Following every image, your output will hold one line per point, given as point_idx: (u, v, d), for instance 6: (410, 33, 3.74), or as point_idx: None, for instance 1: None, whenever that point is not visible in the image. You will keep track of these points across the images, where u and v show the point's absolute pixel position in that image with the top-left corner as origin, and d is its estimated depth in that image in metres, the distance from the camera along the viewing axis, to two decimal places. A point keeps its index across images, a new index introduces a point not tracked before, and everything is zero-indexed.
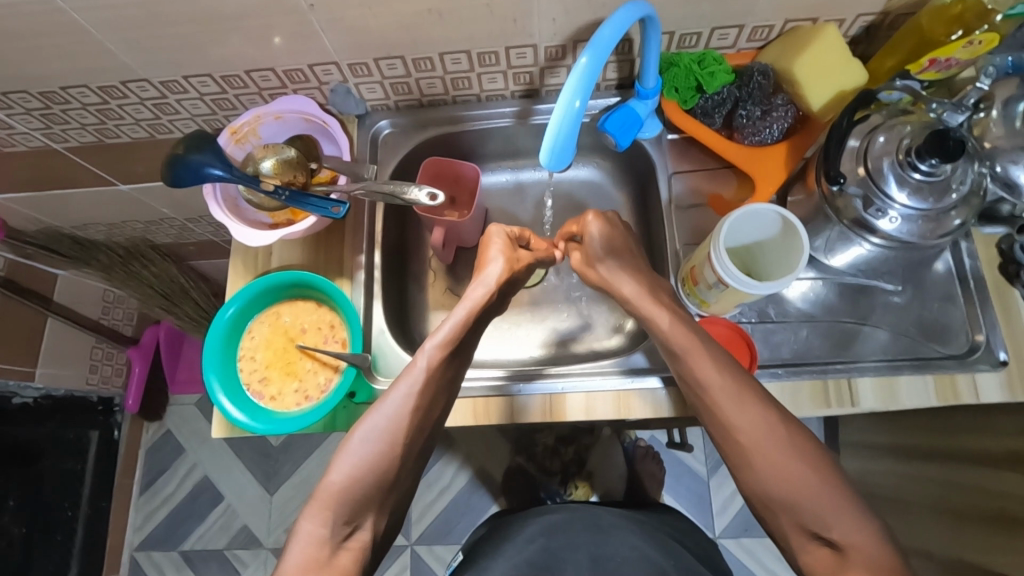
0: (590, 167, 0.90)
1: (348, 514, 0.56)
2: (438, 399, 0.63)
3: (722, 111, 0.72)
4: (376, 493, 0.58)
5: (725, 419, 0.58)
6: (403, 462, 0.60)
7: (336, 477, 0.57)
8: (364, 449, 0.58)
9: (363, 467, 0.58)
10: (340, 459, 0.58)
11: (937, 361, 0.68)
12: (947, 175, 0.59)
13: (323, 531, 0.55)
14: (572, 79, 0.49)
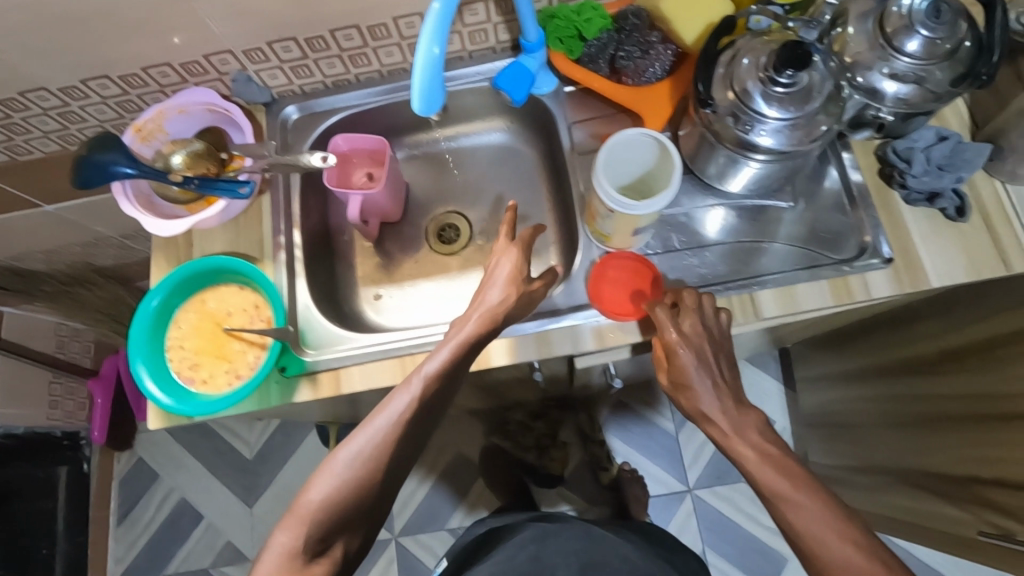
0: (498, 132, 0.93)
1: (325, 535, 0.57)
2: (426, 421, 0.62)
3: (606, 56, 0.75)
4: (351, 512, 0.58)
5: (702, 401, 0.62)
6: (385, 484, 0.59)
7: (314, 495, 0.57)
8: (343, 470, 0.58)
9: (344, 488, 0.57)
10: (320, 477, 0.58)
11: (828, 265, 0.73)
12: (806, 84, 0.63)
13: (295, 545, 0.56)
14: (428, 25, 0.51)
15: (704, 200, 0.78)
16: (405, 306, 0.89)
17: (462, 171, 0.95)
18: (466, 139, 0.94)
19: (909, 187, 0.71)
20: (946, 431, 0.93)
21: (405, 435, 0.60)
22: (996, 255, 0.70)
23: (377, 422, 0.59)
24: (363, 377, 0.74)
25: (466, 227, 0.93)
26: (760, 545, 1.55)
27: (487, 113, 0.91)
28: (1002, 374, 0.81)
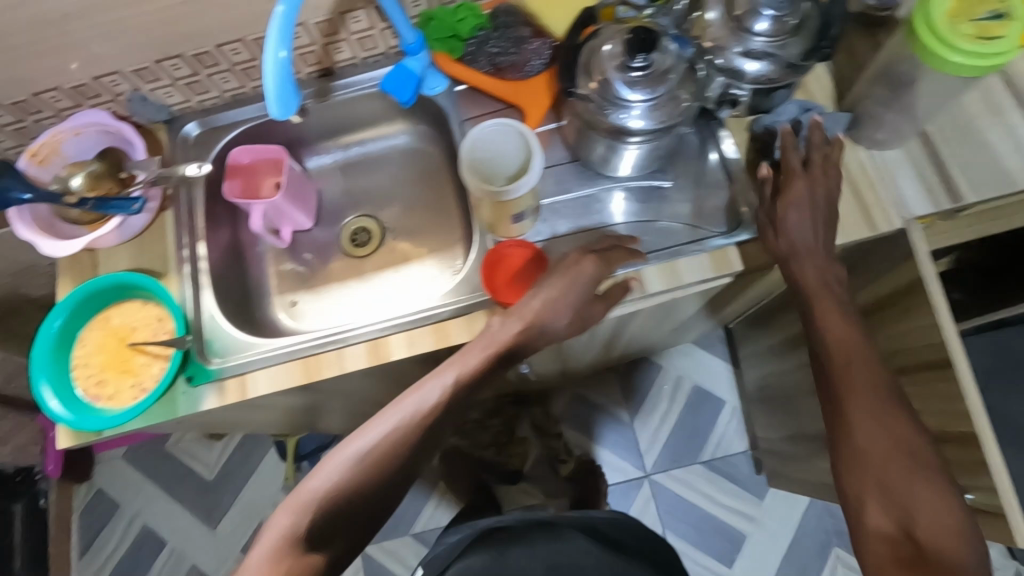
0: (402, 135, 0.95)
1: (319, 531, 0.64)
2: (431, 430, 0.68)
3: (485, 54, 0.78)
4: (341, 506, 0.66)
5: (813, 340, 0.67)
6: (376, 486, 0.66)
7: (310, 487, 0.66)
8: (343, 465, 0.66)
9: (336, 486, 0.66)
10: (317, 473, 0.67)
11: (709, 240, 0.76)
12: (660, 66, 0.66)
13: (290, 531, 0.64)
14: (272, 30, 0.54)
15: (593, 186, 0.81)
16: (320, 310, 0.90)
17: (372, 174, 0.97)
18: (371, 144, 0.96)
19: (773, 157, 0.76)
20: None
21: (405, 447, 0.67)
22: (863, 219, 0.74)
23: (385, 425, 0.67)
24: (269, 381, 0.75)
25: (377, 229, 0.95)
26: (719, 524, 1.57)
27: (388, 116, 0.93)
28: (889, 333, 0.84)
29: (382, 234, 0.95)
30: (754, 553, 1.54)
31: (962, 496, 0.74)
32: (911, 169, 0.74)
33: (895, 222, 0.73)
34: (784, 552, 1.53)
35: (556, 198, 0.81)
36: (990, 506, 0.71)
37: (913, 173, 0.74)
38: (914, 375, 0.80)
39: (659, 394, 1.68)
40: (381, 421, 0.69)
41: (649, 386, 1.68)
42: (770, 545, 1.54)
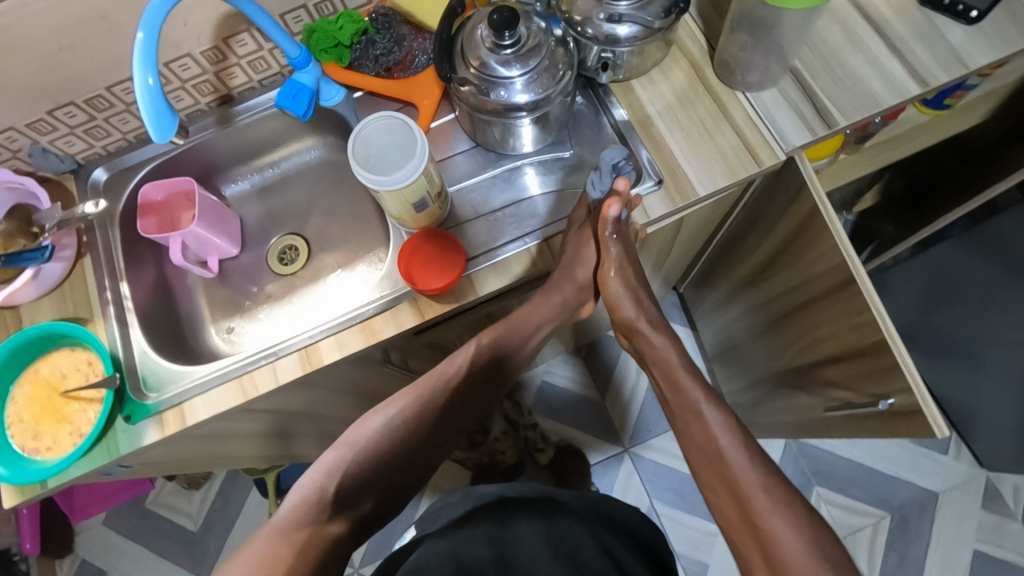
0: (314, 150, 0.97)
1: (347, 495, 0.61)
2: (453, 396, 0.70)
3: (372, 57, 0.81)
4: (371, 472, 0.63)
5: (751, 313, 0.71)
6: (407, 454, 0.66)
7: (339, 453, 0.64)
8: (369, 432, 0.65)
9: (363, 451, 0.64)
10: (341, 441, 0.65)
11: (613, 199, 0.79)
12: (529, 41, 0.70)
13: (320, 497, 0.60)
14: (136, 57, 0.56)
15: (498, 167, 0.83)
16: (257, 331, 0.91)
17: (291, 192, 0.98)
18: (284, 163, 0.98)
19: (615, 120, 0.82)
20: (788, 327, 0.99)
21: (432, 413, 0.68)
22: (749, 156, 0.78)
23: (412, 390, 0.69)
24: (207, 405, 0.76)
25: (304, 245, 0.96)
26: None
27: (296, 134, 0.95)
28: (801, 263, 0.88)
29: (310, 249, 0.96)
30: None
31: (884, 402, 0.78)
32: (787, 105, 0.79)
33: (779, 154, 0.77)
34: None
35: (463, 183, 0.83)
36: (909, 407, 0.75)
37: (789, 108, 0.78)
38: (826, 299, 0.84)
39: (625, 368, 1.71)
40: (406, 391, 0.69)
41: (616, 363, 1.71)
42: None
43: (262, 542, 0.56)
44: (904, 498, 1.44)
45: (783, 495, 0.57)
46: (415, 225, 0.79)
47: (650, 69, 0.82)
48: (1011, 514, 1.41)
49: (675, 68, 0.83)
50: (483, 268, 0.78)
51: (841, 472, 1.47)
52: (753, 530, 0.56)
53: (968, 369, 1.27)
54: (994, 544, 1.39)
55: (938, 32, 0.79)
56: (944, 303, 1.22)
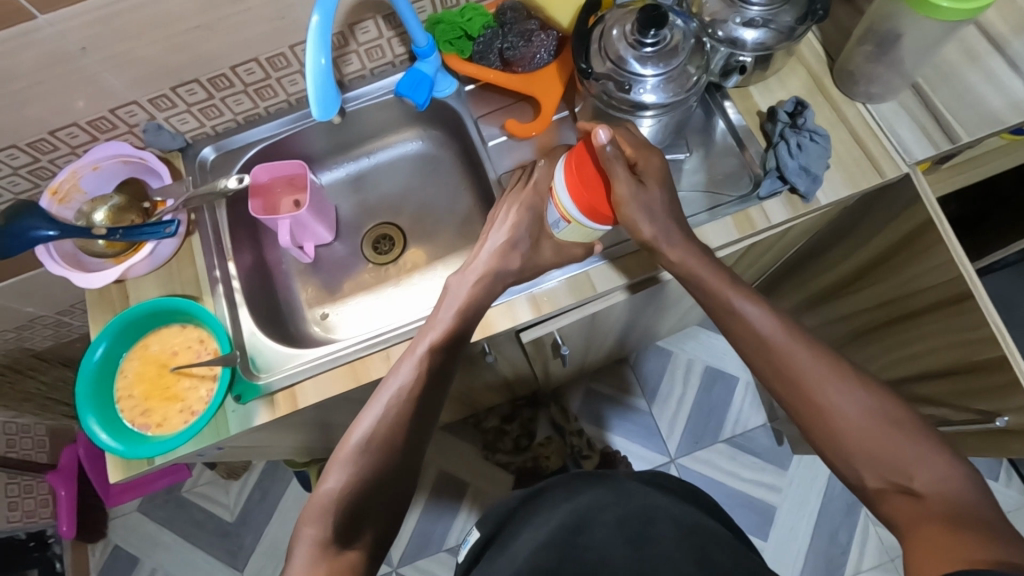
0: (412, 141, 0.98)
1: (347, 526, 0.58)
2: (425, 402, 0.65)
3: (494, 50, 0.82)
4: (368, 497, 0.60)
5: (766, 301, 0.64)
6: (398, 466, 0.62)
7: (329, 486, 0.60)
8: (351, 461, 0.61)
9: (362, 471, 0.60)
10: (337, 466, 0.61)
11: (730, 204, 0.78)
12: (670, 41, 0.70)
13: (325, 534, 0.57)
14: (311, 39, 0.57)
15: None
16: (351, 318, 0.91)
17: (385, 181, 0.99)
18: (381, 153, 0.98)
19: (731, 123, 0.82)
20: (873, 343, 0.99)
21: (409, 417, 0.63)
22: (870, 166, 0.78)
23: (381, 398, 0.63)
24: (317, 389, 0.75)
25: (398, 235, 0.97)
26: (748, 498, 1.59)
27: (398, 124, 0.95)
28: (899, 278, 0.88)
29: (405, 239, 0.96)
30: (790, 519, 1.57)
31: (1000, 419, 0.77)
32: (907, 118, 0.79)
33: (900, 166, 0.78)
34: (814, 517, 1.56)
35: None
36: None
37: (910, 121, 0.79)
38: (931, 314, 0.84)
39: (673, 378, 1.70)
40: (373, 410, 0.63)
41: (662, 375, 1.70)
42: (800, 512, 1.57)
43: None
44: None
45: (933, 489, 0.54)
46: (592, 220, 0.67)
47: (769, 76, 0.83)
48: None
49: (792, 77, 0.83)
50: (578, 273, 0.78)
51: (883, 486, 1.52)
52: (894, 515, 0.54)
53: None
54: None
55: None
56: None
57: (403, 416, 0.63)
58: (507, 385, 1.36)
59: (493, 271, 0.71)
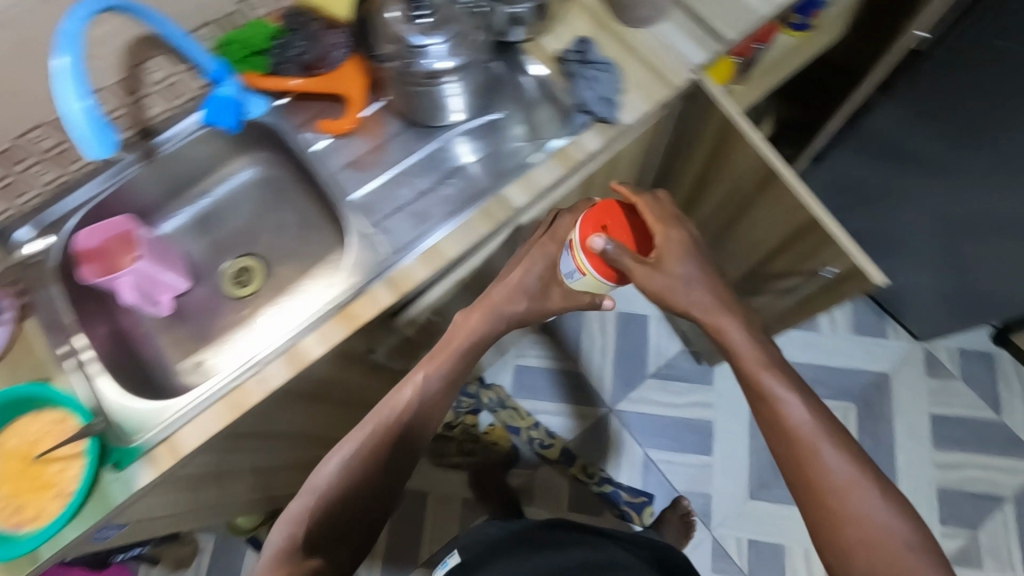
0: (246, 168, 0.96)
1: (306, 541, 0.72)
2: (396, 435, 0.78)
3: (291, 57, 0.82)
4: (328, 515, 0.74)
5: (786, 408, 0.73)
6: (362, 491, 0.75)
7: (296, 506, 0.75)
8: (321, 481, 0.75)
9: (325, 492, 0.74)
10: (307, 489, 0.75)
11: (550, 146, 0.83)
12: (444, 9, 0.74)
13: (290, 542, 0.72)
14: (64, 86, 0.59)
15: (440, 139, 0.87)
16: (228, 355, 0.90)
17: (229, 215, 0.97)
18: (216, 189, 0.96)
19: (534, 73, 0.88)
20: (729, 239, 1.07)
21: (384, 452, 0.77)
22: (661, 82, 0.85)
23: (364, 425, 0.78)
24: (197, 432, 0.73)
25: (257, 265, 0.95)
26: (686, 421, 1.68)
27: (225, 155, 0.94)
28: (726, 174, 0.95)
29: (265, 267, 0.95)
30: (726, 429, 1.67)
31: (827, 271, 0.87)
32: (681, 33, 0.86)
33: (686, 76, 0.85)
34: (747, 420, 1.67)
35: (405, 162, 0.86)
36: (848, 269, 0.84)
37: (684, 34, 0.86)
38: (760, 200, 0.92)
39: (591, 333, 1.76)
40: (354, 436, 0.77)
41: (580, 333, 1.76)
42: (734, 420, 1.67)
43: None
44: (861, 385, 1.66)
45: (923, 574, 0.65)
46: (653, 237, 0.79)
47: (554, 25, 0.88)
48: (951, 375, 1.66)
49: (576, 19, 0.88)
50: (428, 246, 0.79)
51: None
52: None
53: (887, 256, 1.54)
54: (946, 405, 1.64)
55: None
56: (870, 192, 1.39)
57: (372, 446, 0.76)
58: None
59: (507, 299, 0.82)
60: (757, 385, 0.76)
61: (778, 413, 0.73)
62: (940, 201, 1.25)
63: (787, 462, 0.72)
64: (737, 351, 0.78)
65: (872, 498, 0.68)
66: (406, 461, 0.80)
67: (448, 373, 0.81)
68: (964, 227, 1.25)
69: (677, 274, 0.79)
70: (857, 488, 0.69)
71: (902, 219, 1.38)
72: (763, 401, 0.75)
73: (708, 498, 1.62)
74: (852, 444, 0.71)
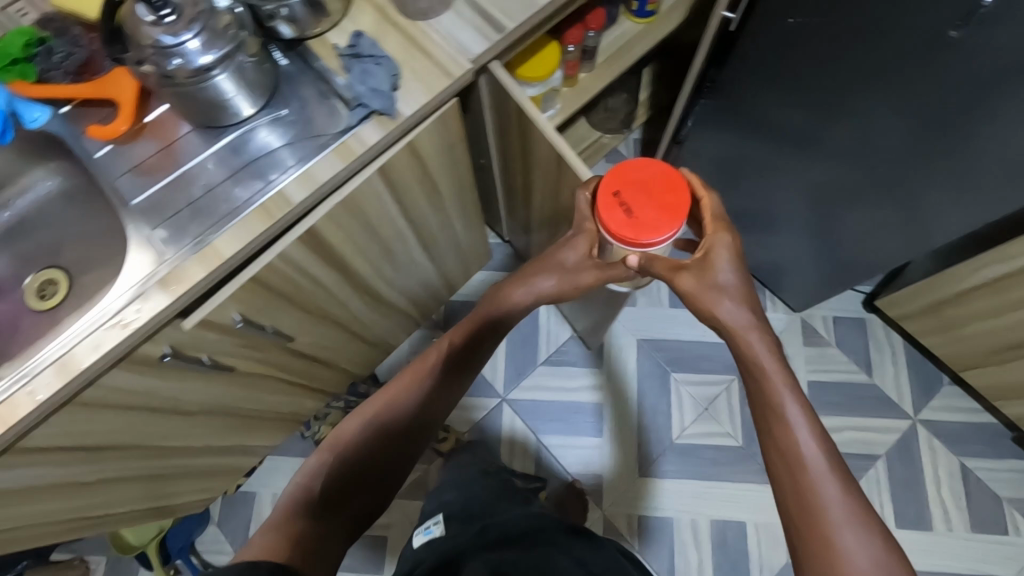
0: (46, 179, 0.95)
1: (308, 506, 0.84)
2: (410, 405, 0.95)
3: (56, 66, 0.83)
4: (340, 473, 0.88)
5: (770, 384, 0.81)
6: (376, 452, 0.92)
7: (310, 462, 0.90)
8: (343, 437, 0.92)
9: (339, 453, 0.90)
10: (325, 448, 0.91)
11: (331, 141, 0.83)
12: (194, 7, 0.74)
13: (304, 488, 0.86)
14: None
15: (229, 136, 0.87)
16: None
17: (36, 226, 0.97)
18: (17, 202, 0.95)
19: (319, 68, 0.87)
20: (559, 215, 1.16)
21: (399, 418, 0.94)
22: (443, 74, 0.86)
23: (385, 392, 0.95)
24: None
25: (64, 278, 0.95)
26: (577, 405, 1.71)
27: (18, 167, 0.92)
28: (534, 156, 1.03)
29: (71, 279, 0.94)
30: (617, 411, 1.70)
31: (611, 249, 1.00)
32: (462, 22, 0.88)
33: (465, 66, 0.86)
34: (636, 399, 1.71)
35: (191, 163, 0.85)
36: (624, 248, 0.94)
37: (465, 25, 0.87)
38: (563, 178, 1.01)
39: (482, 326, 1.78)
40: (371, 404, 0.94)
41: None
42: (623, 400, 1.71)
43: (254, 539, 0.78)
44: None
45: (861, 565, 0.70)
46: (707, 245, 0.87)
47: (338, 20, 0.88)
48: (827, 342, 1.73)
49: (361, 15, 0.89)
50: (205, 246, 0.79)
51: (676, 351, 1.74)
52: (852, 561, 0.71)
53: (761, 230, 1.57)
54: (823, 370, 1.70)
55: None
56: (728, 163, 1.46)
57: (389, 412, 0.93)
58: (299, 386, 1.37)
59: (523, 300, 0.98)
60: (771, 399, 0.80)
61: (785, 425, 0.79)
62: (781, 168, 1.31)
63: (783, 473, 0.78)
64: (758, 364, 0.83)
65: (867, 541, 0.71)
66: (414, 435, 0.95)
67: (468, 350, 1.00)
68: (828, 202, 1.28)
69: (718, 281, 0.85)
70: (846, 517, 0.72)
71: (761, 193, 1.44)
72: (777, 418, 0.80)
73: (600, 478, 1.65)
74: (853, 482, 0.75)
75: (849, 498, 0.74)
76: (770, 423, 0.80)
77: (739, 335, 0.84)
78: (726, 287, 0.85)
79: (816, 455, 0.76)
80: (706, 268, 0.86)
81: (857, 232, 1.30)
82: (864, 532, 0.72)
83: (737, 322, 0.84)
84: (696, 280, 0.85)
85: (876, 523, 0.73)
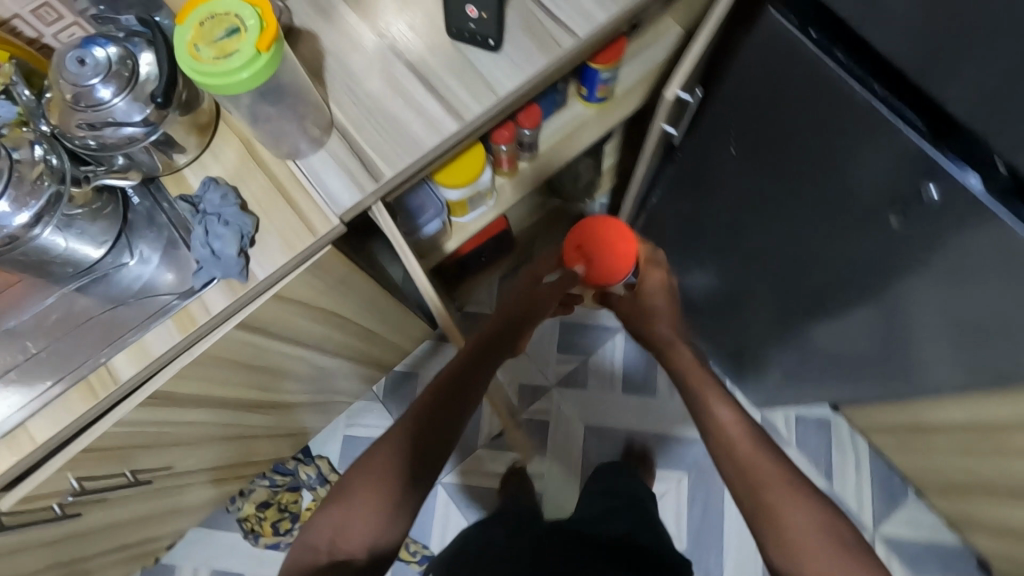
0: None
1: (332, 526, 0.80)
2: (426, 399, 0.93)
3: None
4: (359, 493, 0.82)
5: (677, 360, 1.02)
6: (395, 458, 0.85)
7: (325, 506, 0.83)
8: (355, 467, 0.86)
9: (350, 476, 0.85)
10: (335, 490, 0.85)
11: (172, 307, 0.73)
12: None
13: (329, 529, 0.80)
14: None
15: (67, 284, 0.77)
16: None
17: None
18: None
19: (169, 211, 0.78)
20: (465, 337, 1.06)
21: (415, 418, 0.90)
22: (306, 228, 0.75)
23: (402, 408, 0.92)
24: None
25: None
26: None
27: None
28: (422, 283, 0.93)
29: None
30: (556, 500, 1.60)
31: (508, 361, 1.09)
32: (335, 165, 0.77)
33: (333, 219, 0.75)
34: (578, 491, 1.61)
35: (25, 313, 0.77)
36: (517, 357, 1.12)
37: (338, 169, 0.77)
38: None
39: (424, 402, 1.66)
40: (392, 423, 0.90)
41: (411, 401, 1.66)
42: (565, 491, 1.61)
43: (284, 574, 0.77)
44: (695, 453, 1.62)
45: (793, 515, 0.77)
46: (640, 269, 1.08)
47: (197, 154, 0.78)
48: (786, 441, 1.61)
49: (224, 148, 0.78)
50: (14, 426, 0.70)
51: (623, 438, 1.64)
52: (773, 500, 0.79)
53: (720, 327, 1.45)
54: None
55: (470, 65, 0.80)
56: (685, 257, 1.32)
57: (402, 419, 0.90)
58: (210, 478, 1.30)
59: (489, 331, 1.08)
60: (690, 385, 0.96)
61: (700, 398, 0.94)
62: (739, 271, 1.17)
63: (722, 456, 0.86)
64: (672, 354, 1.03)
65: (795, 491, 0.79)
66: (431, 430, 0.89)
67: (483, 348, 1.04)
68: (783, 320, 1.17)
69: (653, 308, 1.08)
70: (785, 491, 0.79)
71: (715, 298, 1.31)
72: (696, 397, 0.95)
73: None
74: (768, 441, 0.87)
75: (744, 439, 0.86)
76: (696, 401, 0.94)
77: (652, 325, 1.07)
78: (663, 315, 1.07)
79: (724, 411, 0.90)
80: (638, 290, 1.09)
81: (822, 346, 1.15)
82: (808, 502, 0.78)
83: (666, 331, 1.06)
84: (631, 301, 1.10)
85: (796, 480, 0.81)
